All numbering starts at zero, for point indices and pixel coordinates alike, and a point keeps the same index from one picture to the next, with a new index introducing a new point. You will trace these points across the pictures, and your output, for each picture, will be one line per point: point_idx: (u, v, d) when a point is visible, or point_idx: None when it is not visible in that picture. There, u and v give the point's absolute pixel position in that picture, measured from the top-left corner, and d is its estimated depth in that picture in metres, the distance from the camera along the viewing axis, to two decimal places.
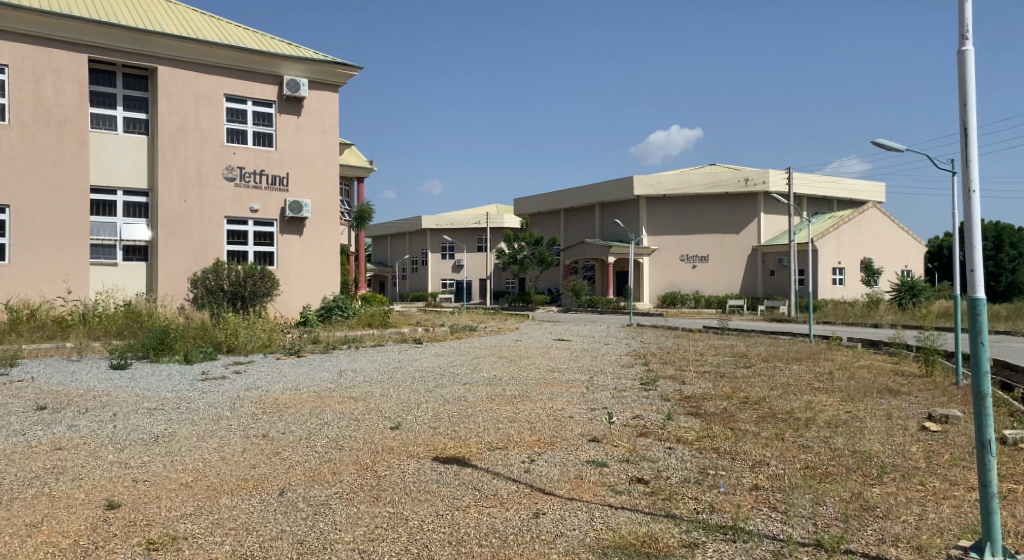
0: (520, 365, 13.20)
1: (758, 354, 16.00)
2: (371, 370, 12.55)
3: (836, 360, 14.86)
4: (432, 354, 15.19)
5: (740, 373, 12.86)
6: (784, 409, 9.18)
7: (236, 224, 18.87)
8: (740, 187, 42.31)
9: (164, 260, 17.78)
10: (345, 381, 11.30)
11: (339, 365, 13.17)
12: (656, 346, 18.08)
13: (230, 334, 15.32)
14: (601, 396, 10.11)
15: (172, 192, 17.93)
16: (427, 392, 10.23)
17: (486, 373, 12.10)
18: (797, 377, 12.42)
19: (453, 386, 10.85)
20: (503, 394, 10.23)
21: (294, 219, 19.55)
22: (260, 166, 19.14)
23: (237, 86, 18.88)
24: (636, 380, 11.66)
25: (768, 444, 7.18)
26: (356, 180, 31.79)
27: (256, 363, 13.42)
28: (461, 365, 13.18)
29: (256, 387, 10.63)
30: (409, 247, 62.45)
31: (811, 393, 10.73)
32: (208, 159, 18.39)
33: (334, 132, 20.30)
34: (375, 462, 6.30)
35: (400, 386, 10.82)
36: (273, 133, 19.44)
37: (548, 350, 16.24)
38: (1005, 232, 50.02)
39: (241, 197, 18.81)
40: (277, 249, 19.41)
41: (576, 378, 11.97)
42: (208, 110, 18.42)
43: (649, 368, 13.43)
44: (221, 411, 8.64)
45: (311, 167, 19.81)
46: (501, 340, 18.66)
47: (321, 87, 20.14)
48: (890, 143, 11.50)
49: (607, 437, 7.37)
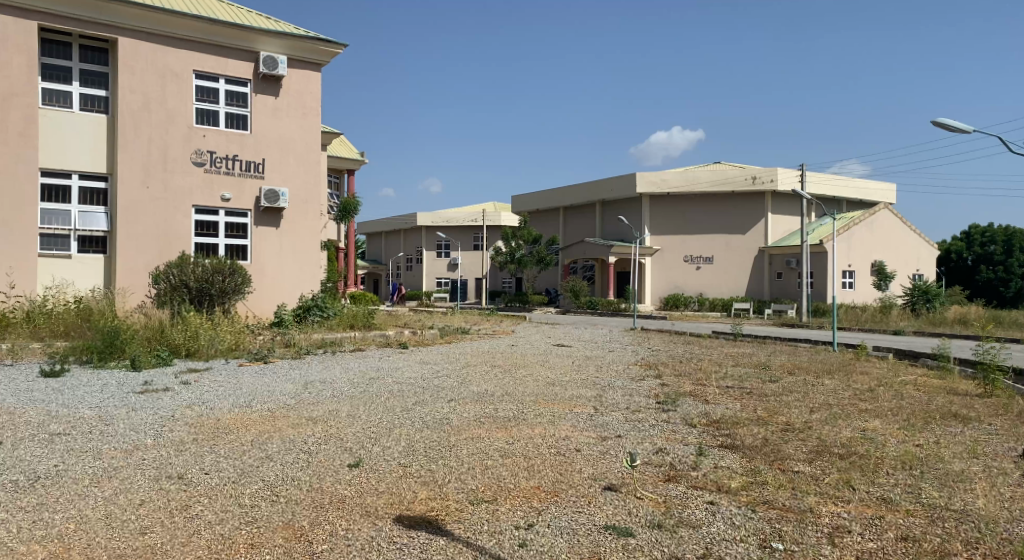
0: (517, 377, 11.51)
1: (781, 366, 14.33)
2: (343, 381, 10.83)
3: (872, 374, 13.17)
4: (416, 361, 13.45)
5: (771, 390, 11.11)
6: (838, 441, 7.47)
7: (204, 214, 17.13)
8: (748, 185, 40.39)
9: (123, 252, 16.05)
10: (309, 396, 9.59)
11: (307, 375, 11.43)
12: (666, 354, 16.40)
13: (189, 336, 13.61)
14: (612, 421, 8.39)
15: (133, 177, 16.20)
16: (403, 413, 8.52)
17: (476, 388, 10.38)
18: (836, 396, 10.70)
19: (436, 404, 9.13)
20: (494, 415, 8.54)
21: (270, 210, 17.83)
22: (233, 150, 17.41)
23: (209, 63, 17.12)
24: (651, 399, 9.94)
25: (837, 498, 5.49)
26: (346, 173, 30.13)
27: (213, 372, 11.70)
28: (448, 376, 11.45)
29: (200, 403, 8.89)
30: (404, 244, 60.69)
31: (860, 417, 9.06)
32: (174, 141, 16.65)
33: (316, 115, 18.61)
34: (313, 528, 4.62)
35: (373, 403, 9.11)
36: (248, 114, 17.70)
37: (547, 358, 14.50)
38: (1015, 237, 48.48)
39: (211, 185, 17.08)
40: (250, 242, 17.67)
41: (580, 393, 10.29)
42: (176, 88, 16.68)
43: (663, 382, 11.76)
44: (143, 438, 6.90)
45: (289, 153, 18.13)
46: (495, 345, 16.94)
47: (302, 66, 18.44)
48: (954, 121, 9.77)
49: (626, 487, 5.67)
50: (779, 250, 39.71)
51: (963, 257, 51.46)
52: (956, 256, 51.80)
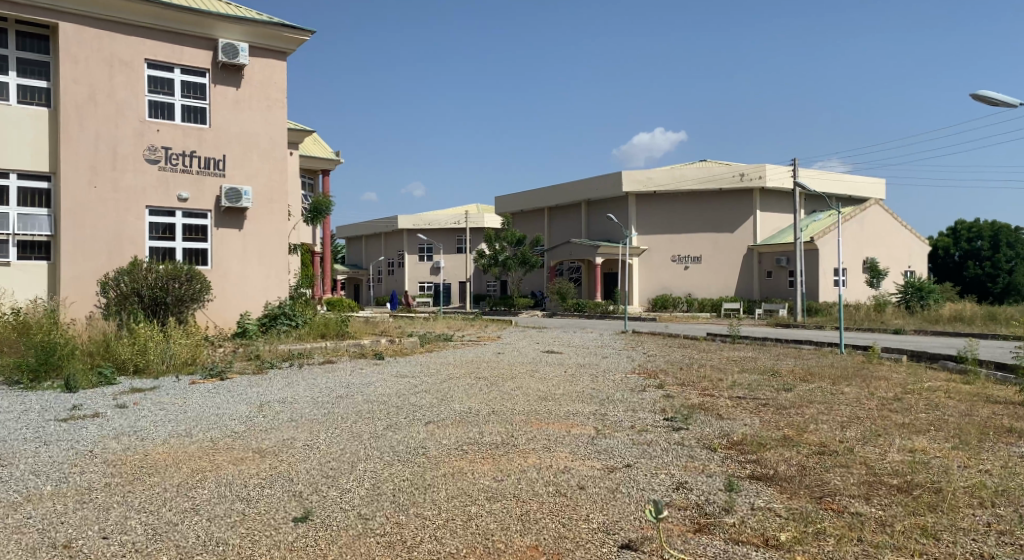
0: (504, 391, 10.22)
1: (792, 372, 13.18)
2: (306, 401, 9.47)
3: (893, 380, 12.01)
4: (391, 374, 12.11)
5: (789, 401, 9.93)
6: (889, 467, 6.28)
7: (159, 215, 15.68)
8: (736, 182, 39.52)
9: (68, 258, 14.59)
10: (262, 421, 8.21)
11: (266, 395, 10.04)
12: (664, 360, 15.20)
13: (138, 351, 12.20)
14: (618, 446, 7.16)
15: (78, 176, 14.76)
16: (370, 441, 7.20)
17: (458, 406, 9.08)
18: (862, 407, 9.54)
19: (410, 428, 7.83)
20: (478, 441, 7.24)
21: (232, 211, 16.46)
22: (190, 146, 15.99)
23: (162, 51, 15.70)
24: (658, 416, 8.70)
25: (922, 555, 4.28)
26: (321, 173, 28.72)
27: (159, 392, 10.30)
28: (426, 392, 10.14)
29: (131, 432, 7.49)
30: (385, 248, 59.23)
31: (899, 432, 7.88)
32: (125, 137, 15.21)
33: (281, 108, 17.27)
34: None
35: (336, 429, 7.78)
36: (207, 107, 16.29)
37: (536, 367, 13.21)
38: (1002, 232, 47.90)
39: (167, 183, 15.66)
40: (211, 245, 16.25)
41: (576, 410, 9.02)
42: (125, 79, 15.24)
43: (667, 393, 10.56)
44: (38, 486, 5.51)
45: (252, 149, 16.77)
46: (480, 354, 15.64)
47: (266, 54, 17.08)
48: (994, 94, 9.07)
49: (649, 545, 4.42)
50: (769, 249, 38.73)
51: (950, 253, 50.89)
52: (943, 253, 51.28)
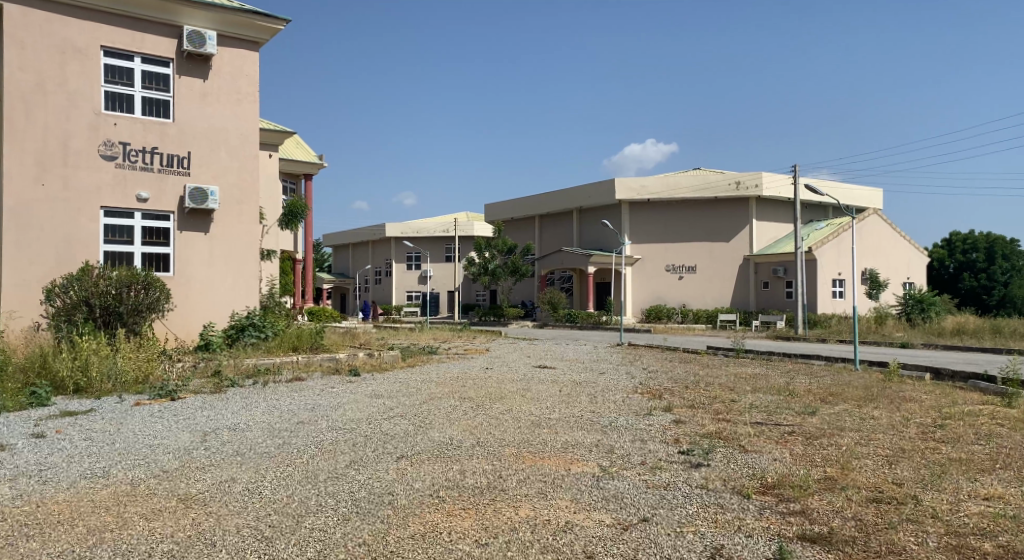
0: (491, 416, 8.92)
1: (810, 392, 11.93)
2: (260, 429, 8.13)
3: (923, 402, 10.80)
4: (365, 394, 10.77)
5: (818, 429, 8.67)
6: (972, 525, 5.04)
7: (117, 217, 14.30)
8: (732, 191, 38.46)
9: (11, 263, 13.23)
10: (198, 457, 6.83)
11: (215, 421, 8.67)
12: (666, 377, 13.92)
13: (78, 368, 10.83)
14: (629, 491, 5.87)
15: (24, 172, 13.41)
16: (324, 486, 5.86)
17: (438, 436, 7.76)
18: (901, 436, 8.31)
19: (378, 466, 6.51)
20: (457, 485, 5.94)
21: (197, 213, 15.11)
22: (152, 142, 14.64)
23: (121, 38, 14.35)
24: (672, 449, 7.42)
25: None
26: (302, 178, 27.45)
27: (94, 415, 8.91)
28: (402, 417, 8.82)
29: (32, 472, 6.11)
30: (372, 257, 57.87)
31: (960, 469, 6.65)
32: (77, 130, 13.85)
33: (253, 103, 15.99)
34: None
35: (287, 467, 6.46)
36: (170, 99, 14.96)
37: (527, 386, 11.92)
38: (997, 244, 47.12)
39: (125, 182, 14.30)
40: (174, 250, 14.89)
41: (574, 440, 7.72)
42: (79, 67, 13.87)
43: (676, 418, 9.29)
44: None
45: (220, 145, 15.46)
46: (466, 370, 14.31)
47: (235, 43, 15.79)
48: None
49: None
50: (766, 259, 37.69)
51: (945, 265, 49.94)
52: (937, 264, 50.24)
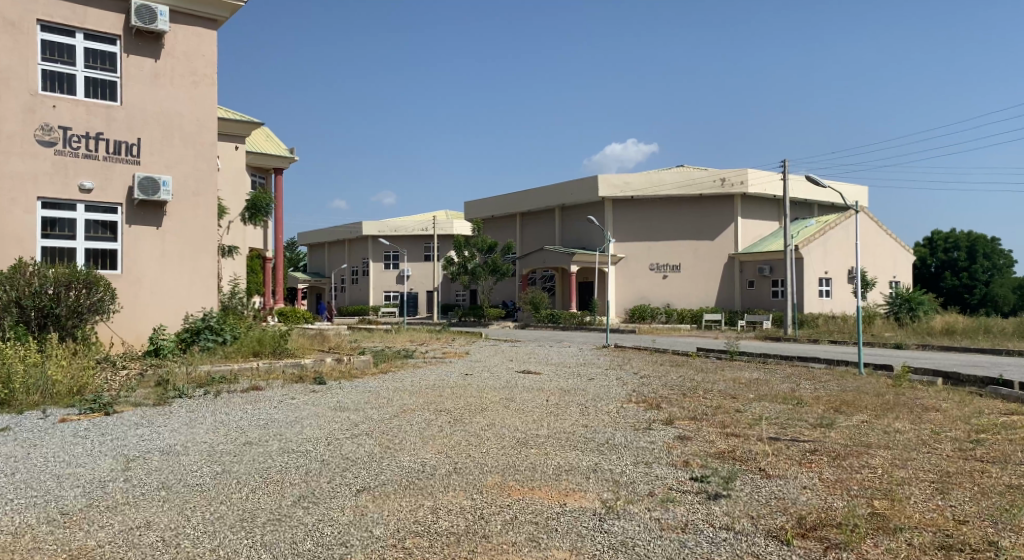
0: (470, 435, 7.72)
1: (819, 400, 10.90)
2: (198, 453, 6.90)
3: (946, 412, 9.80)
4: (329, 406, 9.57)
5: (843, 447, 7.60)
6: None
7: (57, 209, 12.94)
8: (717, 188, 37.58)
9: None
10: (109, 494, 5.57)
11: (148, 442, 7.43)
12: (659, 383, 12.83)
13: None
14: (641, 536, 4.73)
15: None
16: (257, 536, 4.63)
17: (407, 461, 6.57)
18: (938, 455, 7.25)
19: (330, 503, 5.31)
20: (427, 532, 4.75)
21: (148, 205, 13.79)
22: (96, 126, 13.29)
23: (60, 11, 12.97)
24: (683, 475, 6.30)
25: None
26: (274, 174, 26.14)
27: (7, 436, 7.61)
28: (366, 437, 7.60)
29: None
30: (349, 256, 56.41)
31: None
32: (10, 112, 12.49)
33: (210, 86, 14.68)
34: None
35: (217, 508, 5.22)
36: (117, 80, 13.61)
37: (511, 395, 10.77)
38: (979, 242, 46.76)
39: (65, 170, 12.95)
40: (122, 246, 13.55)
41: (566, 464, 6.56)
42: (12, 42, 12.48)
43: (678, 434, 8.19)
44: None
45: (174, 132, 14.15)
46: (442, 376, 13.11)
47: (190, 21, 14.48)
48: None
49: None
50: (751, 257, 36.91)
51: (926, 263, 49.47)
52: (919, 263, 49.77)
